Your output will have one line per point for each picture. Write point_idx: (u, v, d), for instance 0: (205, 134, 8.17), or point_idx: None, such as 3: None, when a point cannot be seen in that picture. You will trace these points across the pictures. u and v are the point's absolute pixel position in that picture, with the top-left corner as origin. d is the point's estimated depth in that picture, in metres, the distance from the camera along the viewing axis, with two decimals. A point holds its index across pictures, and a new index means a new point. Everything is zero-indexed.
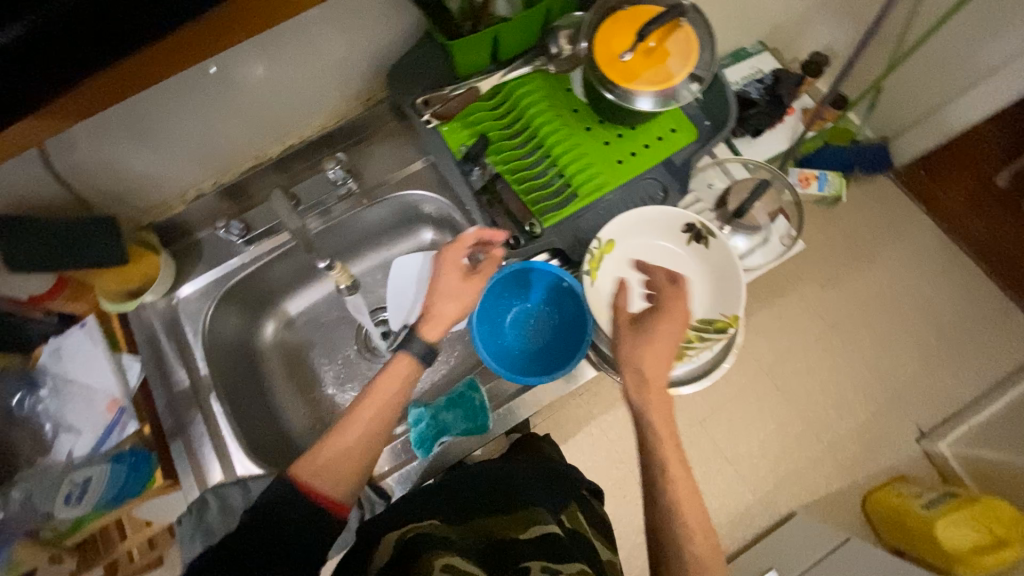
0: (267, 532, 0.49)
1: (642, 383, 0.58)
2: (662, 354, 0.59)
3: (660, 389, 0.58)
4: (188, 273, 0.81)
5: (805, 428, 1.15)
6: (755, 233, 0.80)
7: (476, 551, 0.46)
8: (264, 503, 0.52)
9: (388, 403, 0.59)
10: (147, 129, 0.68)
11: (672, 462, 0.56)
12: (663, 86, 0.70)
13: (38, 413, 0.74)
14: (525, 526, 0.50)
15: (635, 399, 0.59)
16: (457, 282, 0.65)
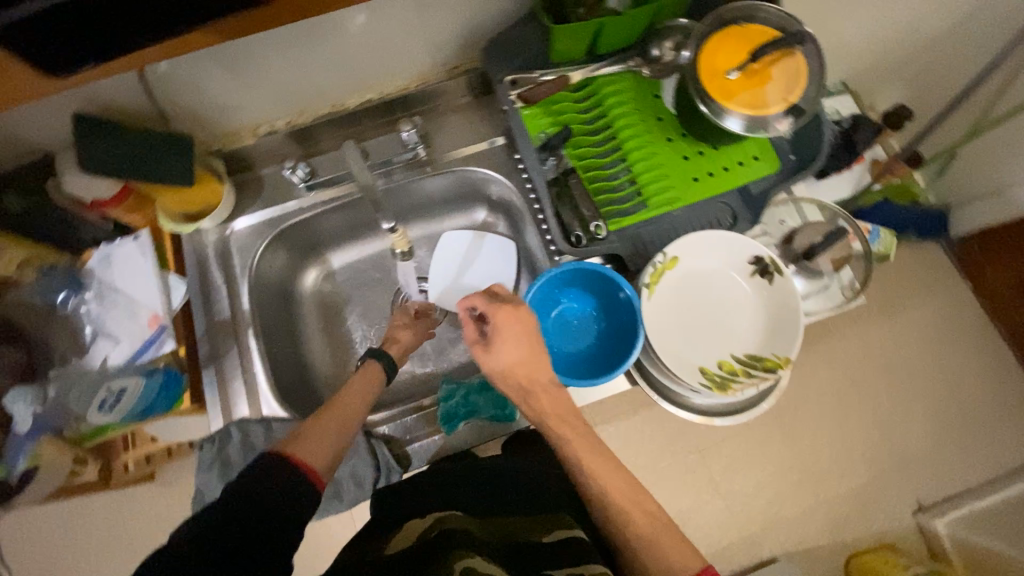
0: (248, 502, 0.47)
1: (525, 393, 0.61)
2: (529, 357, 0.61)
3: (544, 387, 0.61)
4: (246, 207, 0.82)
5: (804, 478, 1.10)
6: (815, 278, 0.78)
7: (499, 554, 0.46)
8: (247, 474, 0.49)
9: (346, 408, 0.61)
10: (240, 59, 0.67)
11: (580, 447, 0.58)
12: (756, 112, 0.68)
13: (81, 314, 0.75)
14: (549, 530, 0.50)
15: (529, 406, 0.62)
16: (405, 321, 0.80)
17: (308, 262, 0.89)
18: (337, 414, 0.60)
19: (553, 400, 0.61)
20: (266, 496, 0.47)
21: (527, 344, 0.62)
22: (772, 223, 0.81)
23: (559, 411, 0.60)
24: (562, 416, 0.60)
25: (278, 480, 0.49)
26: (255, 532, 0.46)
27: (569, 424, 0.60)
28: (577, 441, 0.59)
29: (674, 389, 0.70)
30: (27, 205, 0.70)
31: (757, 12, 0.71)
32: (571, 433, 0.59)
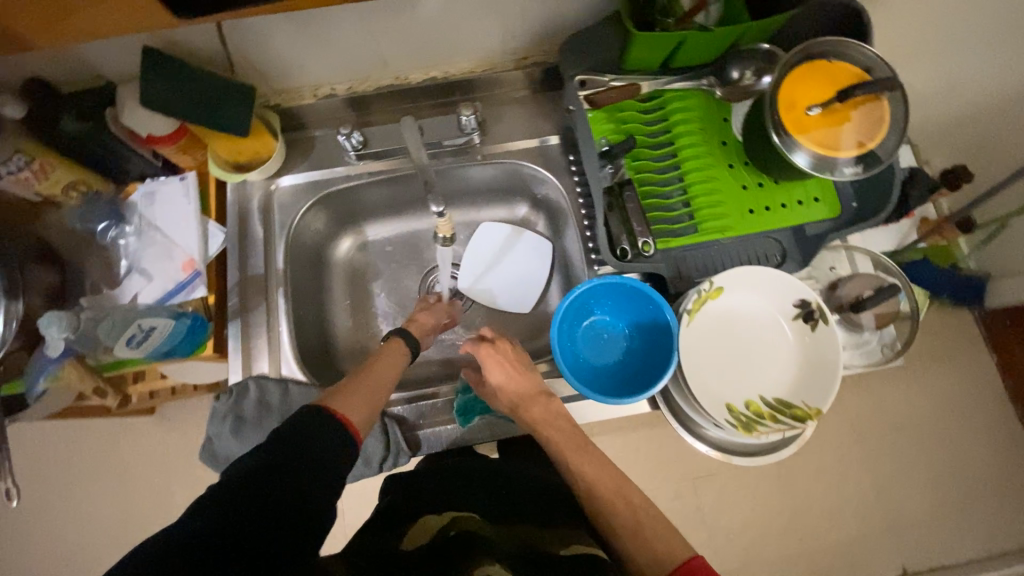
0: (294, 449, 0.49)
1: (517, 403, 0.66)
2: (510, 377, 0.67)
3: (536, 399, 0.66)
4: (293, 166, 0.81)
5: (792, 523, 1.09)
6: (854, 331, 0.77)
7: (511, 558, 0.47)
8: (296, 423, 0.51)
9: (381, 380, 0.62)
10: (315, 19, 0.66)
11: (565, 447, 0.62)
12: (828, 153, 0.66)
13: (117, 246, 0.75)
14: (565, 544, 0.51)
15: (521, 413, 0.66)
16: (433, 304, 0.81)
17: (344, 229, 0.88)
18: (374, 379, 0.61)
19: (541, 408, 0.65)
20: (311, 446, 0.49)
21: (509, 369, 0.68)
22: (821, 268, 0.80)
23: (548, 416, 0.65)
24: (548, 419, 0.64)
25: (321, 433, 0.51)
26: (301, 481, 0.47)
27: (557, 424, 0.64)
28: (564, 440, 0.62)
29: (697, 420, 0.69)
30: (79, 130, 0.67)
31: (847, 49, 0.68)
32: (554, 432, 0.63)
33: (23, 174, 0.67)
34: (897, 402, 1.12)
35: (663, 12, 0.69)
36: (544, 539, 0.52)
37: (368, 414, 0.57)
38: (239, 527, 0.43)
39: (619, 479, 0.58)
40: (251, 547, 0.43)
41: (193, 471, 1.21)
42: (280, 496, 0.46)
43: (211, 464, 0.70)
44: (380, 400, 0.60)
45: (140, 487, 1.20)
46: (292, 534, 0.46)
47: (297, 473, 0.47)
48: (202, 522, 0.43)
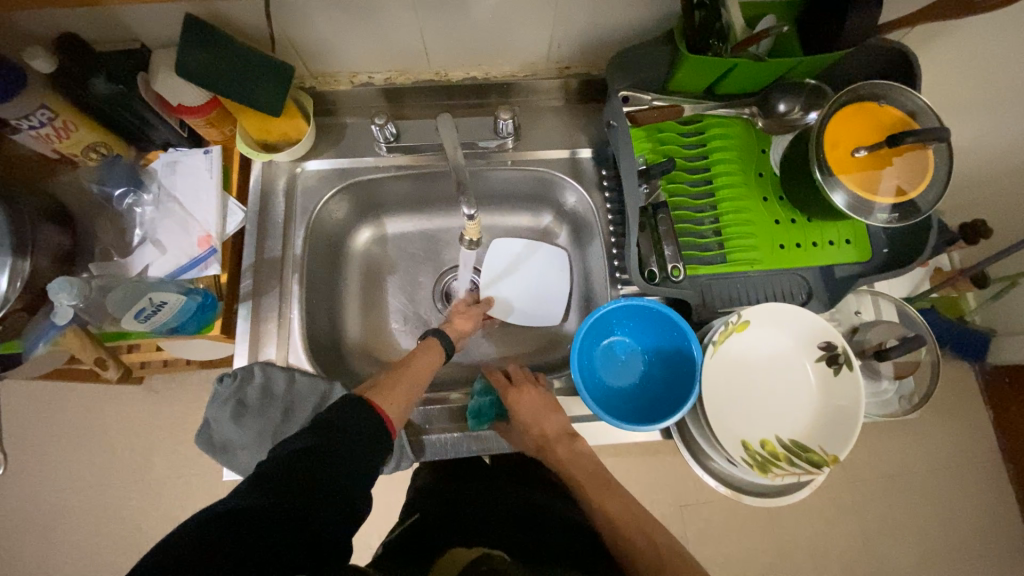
0: (335, 437, 0.51)
1: (545, 443, 0.69)
2: (540, 420, 0.68)
3: (565, 441, 0.68)
4: (321, 151, 0.79)
5: (777, 562, 1.07)
6: (874, 379, 0.77)
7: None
8: (332, 413, 0.53)
9: (417, 378, 0.65)
10: (365, 6, 0.64)
11: (589, 483, 0.68)
12: (866, 196, 0.65)
13: (133, 214, 0.73)
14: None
15: (549, 453, 0.70)
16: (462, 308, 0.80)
17: (363, 221, 0.86)
18: (408, 375, 0.64)
19: (567, 449, 0.68)
20: (349, 431, 0.52)
21: (540, 414, 0.69)
22: (845, 310, 0.80)
23: (574, 453, 0.69)
24: (574, 457, 0.69)
25: (359, 422, 0.53)
26: (339, 467, 0.49)
27: (580, 460, 0.69)
28: (586, 478, 0.68)
29: (711, 454, 0.68)
30: (110, 92, 0.65)
31: (899, 94, 0.67)
32: (579, 470, 0.69)
33: (45, 130, 0.66)
34: (898, 453, 1.10)
35: (720, 35, 0.67)
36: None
37: (403, 407, 0.61)
38: (289, 509, 0.44)
39: (641, 518, 0.63)
40: (305, 528, 0.44)
41: (176, 450, 1.18)
42: (326, 476, 0.47)
43: (206, 450, 0.67)
44: (416, 395, 0.63)
45: (119, 460, 1.16)
46: (334, 519, 0.46)
47: (339, 457, 0.49)
48: (255, 497, 0.44)
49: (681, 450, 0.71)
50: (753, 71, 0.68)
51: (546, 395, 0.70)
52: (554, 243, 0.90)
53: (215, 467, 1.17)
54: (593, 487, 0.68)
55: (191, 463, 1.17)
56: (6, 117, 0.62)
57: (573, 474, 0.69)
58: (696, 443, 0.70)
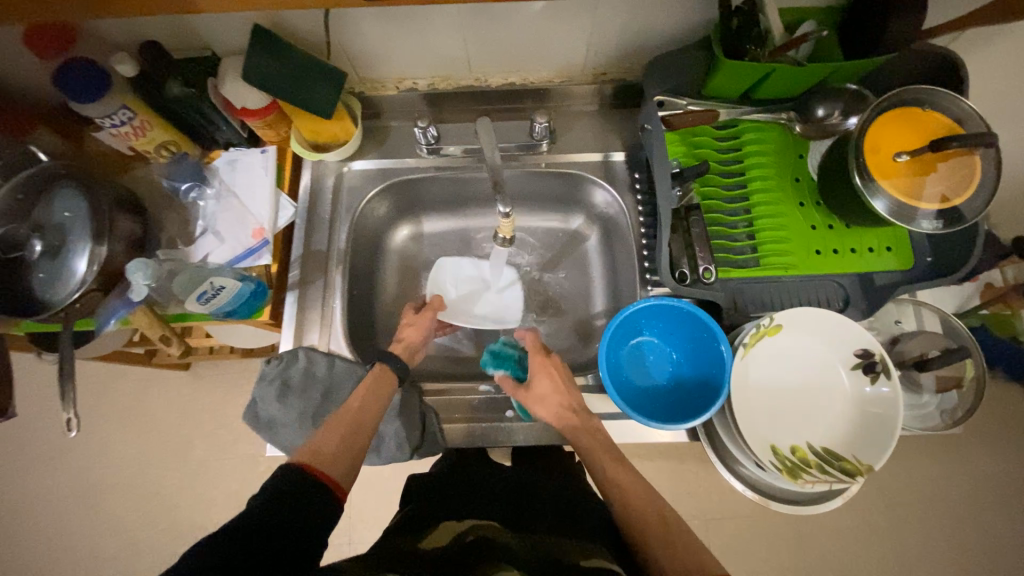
0: (281, 511, 0.49)
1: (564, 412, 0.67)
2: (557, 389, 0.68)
3: (581, 414, 0.67)
4: (366, 152, 0.84)
5: None
6: (913, 391, 0.75)
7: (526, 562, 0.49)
8: (279, 484, 0.51)
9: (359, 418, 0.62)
10: (413, 17, 0.69)
11: (600, 454, 0.63)
12: (908, 202, 0.63)
13: (195, 207, 0.79)
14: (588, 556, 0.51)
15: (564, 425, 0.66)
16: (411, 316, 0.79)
17: (401, 219, 0.90)
18: (347, 419, 0.61)
19: (585, 422, 0.66)
20: (299, 504, 0.50)
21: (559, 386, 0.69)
22: (885, 319, 0.78)
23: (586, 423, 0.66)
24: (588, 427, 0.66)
25: (306, 492, 0.51)
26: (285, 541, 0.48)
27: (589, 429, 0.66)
28: (597, 447, 0.64)
29: (739, 456, 0.68)
30: (182, 94, 0.71)
31: (945, 100, 0.65)
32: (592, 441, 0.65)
33: (124, 128, 0.73)
34: (939, 476, 1.05)
35: (757, 41, 0.68)
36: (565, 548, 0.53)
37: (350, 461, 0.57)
38: None
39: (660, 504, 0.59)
40: None
41: (215, 433, 1.25)
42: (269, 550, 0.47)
43: (252, 426, 0.71)
44: (362, 438, 0.60)
45: (163, 440, 1.24)
46: None
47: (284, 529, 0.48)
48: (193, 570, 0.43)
49: (708, 452, 0.71)
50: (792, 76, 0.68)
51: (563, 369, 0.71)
52: (585, 244, 0.91)
53: (250, 451, 1.23)
54: (607, 461, 0.63)
55: (228, 446, 1.24)
56: (93, 116, 0.70)
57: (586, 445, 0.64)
58: (724, 446, 0.70)
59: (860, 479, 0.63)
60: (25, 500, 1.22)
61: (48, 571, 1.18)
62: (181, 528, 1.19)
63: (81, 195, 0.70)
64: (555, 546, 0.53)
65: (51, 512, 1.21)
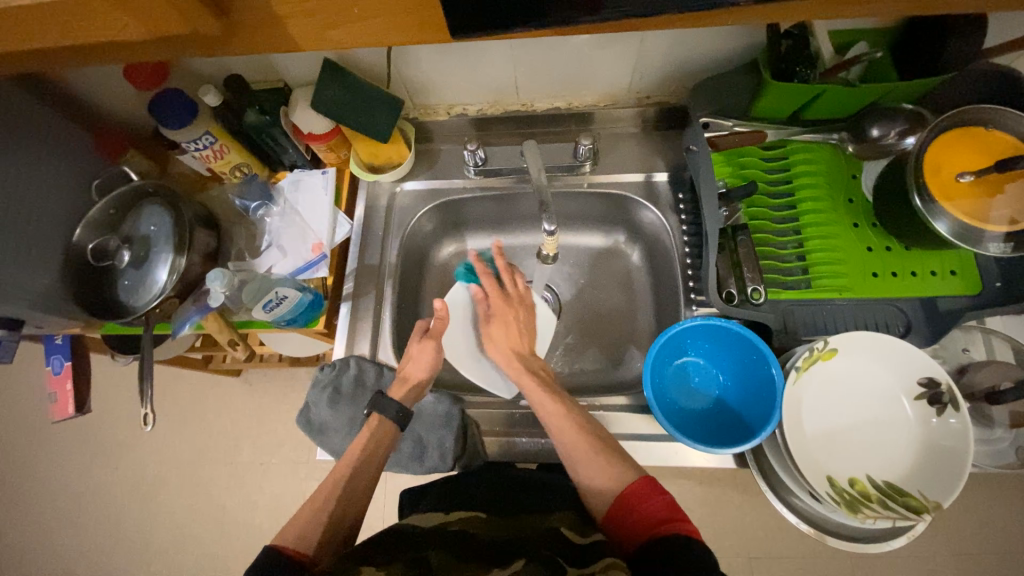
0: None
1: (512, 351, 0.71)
2: (511, 336, 0.72)
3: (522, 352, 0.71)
4: (417, 173, 0.89)
5: None
6: (984, 426, 0.70)
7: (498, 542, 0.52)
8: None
9: (363, 467, 0.63)
10: (468, 50, 0.73)
11: (574, 440, 0.60)
12: (974, 223, 0.60)
13: (262, 222, 0.86)
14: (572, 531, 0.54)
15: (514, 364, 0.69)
16: (417, 347, 0.72)
17: (447, 236, 0.94)
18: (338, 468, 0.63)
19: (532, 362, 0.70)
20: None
21: (517, 331, 0.72)
22: (952, 347, 0.74)
23: (532, 370, 0.69)
24: (557, 400, 0.64)
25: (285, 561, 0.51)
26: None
27: (546, 389, 0.66)
28: (562, 424, 0.62)
29: (792, 487, 0.65)
30: (258, 121, 0.79)
31: (1012, 120, 0.63)
32: (563, 423, 0.62)
33: (206, 152, 0.81)
34: (1018, 525, 0.95)
35: (806, 62, 0.68)
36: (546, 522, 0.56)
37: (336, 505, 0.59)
38: None
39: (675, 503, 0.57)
40: None
41: (261, 438, 1.30)
42: None
43: (304, 430, 0.75)
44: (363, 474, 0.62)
45: (214, 441, 1.31)
46: None
47: None
48: None
49: (759, 480, 0.68)
50: (845, 95, 0.68)
51: (524, 321, 0.74)
52: (627, 263, 0.91)
53: (291, 457, 1.28)
54: (583, 460, 0.59)
55: (272, 450, 1.29)
56: (180, 141, 0.78)
57: (527, 393, 0.66)
58: (775, 474, 0.67)
59: (928, 517, 0.59)
60: (90, 491, 1.31)
61: (104, 561, 1.25)
62: (224, 527, 1.24)
63: (166, 211, 0.77)
64: (541, 524, 0.56)
65: (111, 504, 1.29)
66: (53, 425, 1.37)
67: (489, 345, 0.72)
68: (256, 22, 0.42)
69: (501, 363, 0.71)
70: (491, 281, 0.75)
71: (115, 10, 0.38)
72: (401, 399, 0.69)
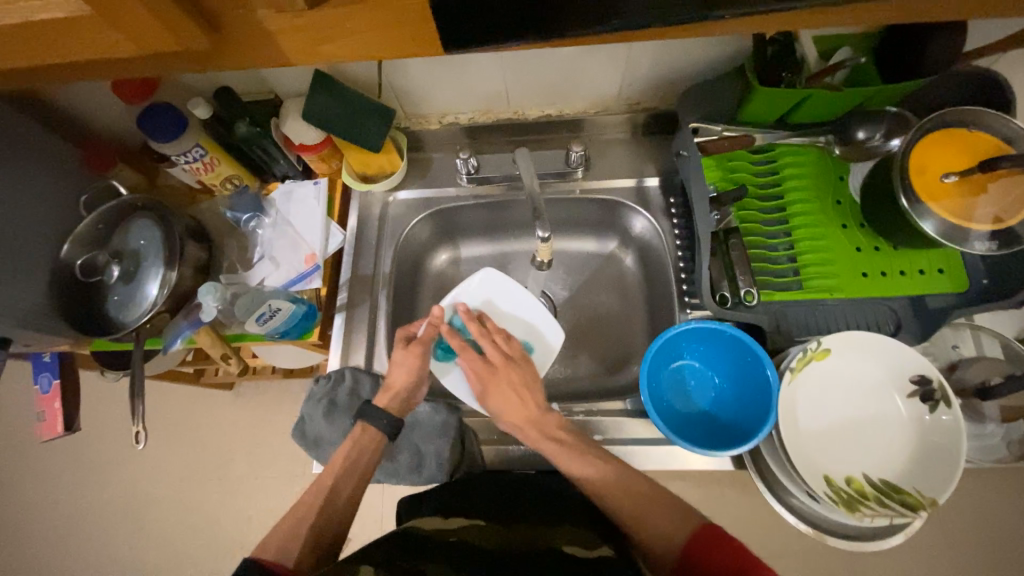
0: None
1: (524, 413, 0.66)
2: (514, 400, 0.67)
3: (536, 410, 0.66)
4: (410, 182, 0.89)
5: None
6: (976, 421, 0.71)
7: (499, 554, 0.52)
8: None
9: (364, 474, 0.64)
10: (458, 60, 0.74)
11: (609, 487, 0.59)
12: (960, 223, 0.62)
13: (253, 235, 0.85)
14: (577, 543, 0.55)
15: (527, 428, 0.65)
16: (402, 353, 0.70)
17: (440, 244, 0.94)
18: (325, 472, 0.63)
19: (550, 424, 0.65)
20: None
21: (517, 393, 0.67)
22: (941, 344, 0.75)
23: (551, 432, 0.64)
24: (586, 461, 0.61)
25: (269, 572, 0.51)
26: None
27: (573, 452, 0.62)
28: (602, 482, 0.60)
29: (790, 487, 0.65)
30: (249, 133, 0.78)
31: (991, 120, 0.64)
32: (589, 469, 0.61)
33: (196, 164, 0.80)
34: (1015, 517, 0.96)
35: (792, 68, 0.69)
36: (553, 537, 0.56)
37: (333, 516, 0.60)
38: None
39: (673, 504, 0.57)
40: None
41: (255, 452, 1.29)
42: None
43: (300, 444, 0.75)
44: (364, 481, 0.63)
45: (207, 457, 1.29)
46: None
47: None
48: None
49: (756, 481, 0.69)
50: (830, 100, 0.69)
51: (521, 377, 0.68)
52: (620, 267, 0.92)
53: (286, 471, 1.26)
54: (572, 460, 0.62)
55: (268, 464, 1.27)
56: (170, 153, 0.77)
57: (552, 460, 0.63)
58: (773, 475, 0.68)
59: (925, 514, 0.59)
60: (81, 512, 1.28)
61: None
62: (220, 544, 1.22)
63: (155, 226, 0.76)
64: (543, 536, 0.56)
65: (102, 523, 1.27)
66: (42, 445, 1.34)
67: (496, 416, 0.68)
68: (247, 38, 0.42)
69: (514, 432, 0.67)
70: (471, 354, 0.69)
71: (107, 28, 0.38)
72: (386, 407, 0.68)
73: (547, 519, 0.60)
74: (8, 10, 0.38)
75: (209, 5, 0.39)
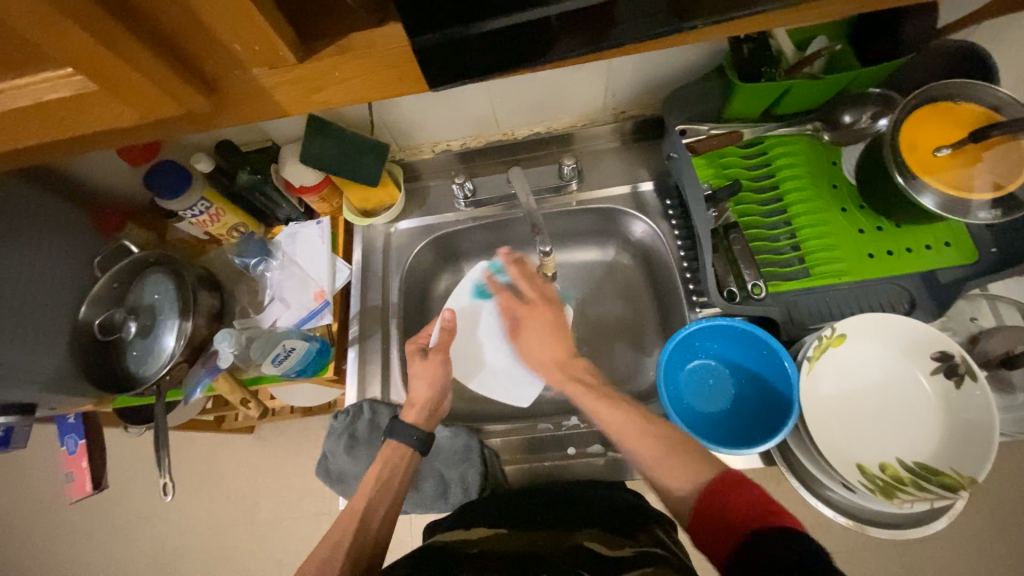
0: None
1: (560, 360, 0.73)
2: (546, 342, 0.75)
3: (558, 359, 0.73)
4: (410, 211, 0.91)
5: None
6: (1007, 393, 0.69)
7: (518, 556, 0.52)
8: None
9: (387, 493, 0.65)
10: (449, 97, 0.78)
11: (631, 435, 0.61)
12: (959, 195, 0.61)
13: (262, 278, 0.86)
14: (592, 540, 0.55)
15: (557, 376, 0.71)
16: (421, 364, 0.72)
17: (445, 269, 0.95)
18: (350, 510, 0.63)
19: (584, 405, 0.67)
20: None
21: (550, 333, 0.75)
22: (959, 318, 0.74)
23: (575, 373, 0.70)
24: (609, 410, 0.64)
25: None
26: None
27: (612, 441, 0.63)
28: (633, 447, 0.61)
29: (823, 479, 0.64)
30: (250, 181, 0.82)
31: (978, 90, 0.64)
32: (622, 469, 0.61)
33: (203, 217, 0.83)
34: None
35: (770, 63, 0.71)
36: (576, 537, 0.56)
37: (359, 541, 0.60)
38: None
39: None
40: None
41: (279, 494, 1.28)
42: None
43: (324, 481, 0.75)
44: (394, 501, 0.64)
45: (232, 503, 1.29)
46: None
47: None
48: None
49: (789, 477, 0.67)
50: (812, 89, 0.70)
51: (553, 319, 0.76)
52: (625, 273, 0.92)
53: (313, 509, 1.25)
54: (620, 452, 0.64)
55: (293, 505, 1.27)
56: (177, 209, 0.80)
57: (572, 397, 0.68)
58: (804, 469, 0.66)
59: (967, 494, 0.58)
60: (112, 570, 1.28)
61: None
62: None
63: (167, 279, 0.78)
64: (565, 539, 0.56)
65: None
66: (70, 507, 1.35)
67: (529, 355, 0.77)
68: (243, 94, 0.44)
69: (541, 371, 0.75)
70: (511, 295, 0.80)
71: (111, 101, 0.40)
72: (414, 423, 0.69)
73: (571, 522, 0.60)
74: (15, 95, 0.40)
75: (204, 68, 0.41)
